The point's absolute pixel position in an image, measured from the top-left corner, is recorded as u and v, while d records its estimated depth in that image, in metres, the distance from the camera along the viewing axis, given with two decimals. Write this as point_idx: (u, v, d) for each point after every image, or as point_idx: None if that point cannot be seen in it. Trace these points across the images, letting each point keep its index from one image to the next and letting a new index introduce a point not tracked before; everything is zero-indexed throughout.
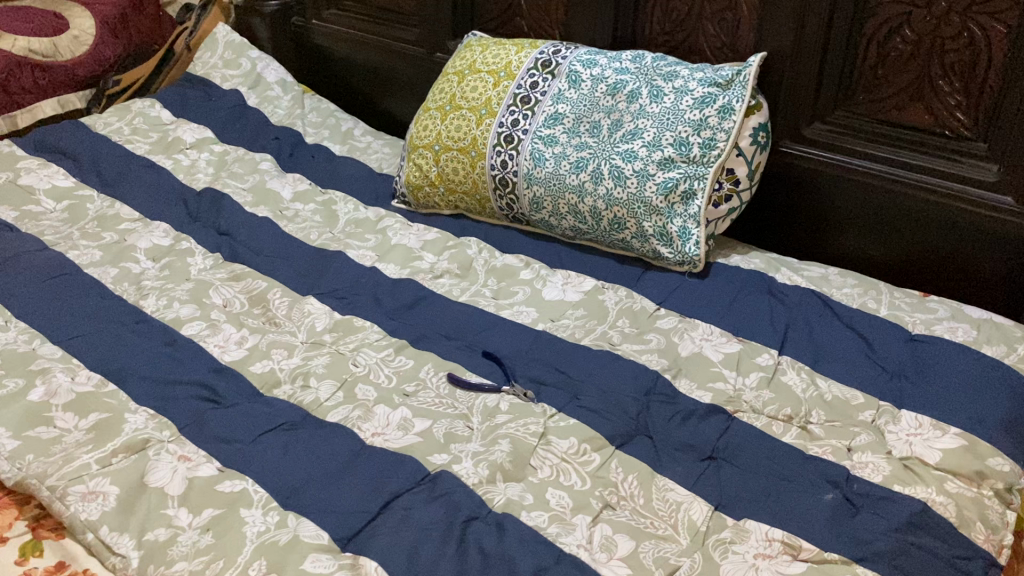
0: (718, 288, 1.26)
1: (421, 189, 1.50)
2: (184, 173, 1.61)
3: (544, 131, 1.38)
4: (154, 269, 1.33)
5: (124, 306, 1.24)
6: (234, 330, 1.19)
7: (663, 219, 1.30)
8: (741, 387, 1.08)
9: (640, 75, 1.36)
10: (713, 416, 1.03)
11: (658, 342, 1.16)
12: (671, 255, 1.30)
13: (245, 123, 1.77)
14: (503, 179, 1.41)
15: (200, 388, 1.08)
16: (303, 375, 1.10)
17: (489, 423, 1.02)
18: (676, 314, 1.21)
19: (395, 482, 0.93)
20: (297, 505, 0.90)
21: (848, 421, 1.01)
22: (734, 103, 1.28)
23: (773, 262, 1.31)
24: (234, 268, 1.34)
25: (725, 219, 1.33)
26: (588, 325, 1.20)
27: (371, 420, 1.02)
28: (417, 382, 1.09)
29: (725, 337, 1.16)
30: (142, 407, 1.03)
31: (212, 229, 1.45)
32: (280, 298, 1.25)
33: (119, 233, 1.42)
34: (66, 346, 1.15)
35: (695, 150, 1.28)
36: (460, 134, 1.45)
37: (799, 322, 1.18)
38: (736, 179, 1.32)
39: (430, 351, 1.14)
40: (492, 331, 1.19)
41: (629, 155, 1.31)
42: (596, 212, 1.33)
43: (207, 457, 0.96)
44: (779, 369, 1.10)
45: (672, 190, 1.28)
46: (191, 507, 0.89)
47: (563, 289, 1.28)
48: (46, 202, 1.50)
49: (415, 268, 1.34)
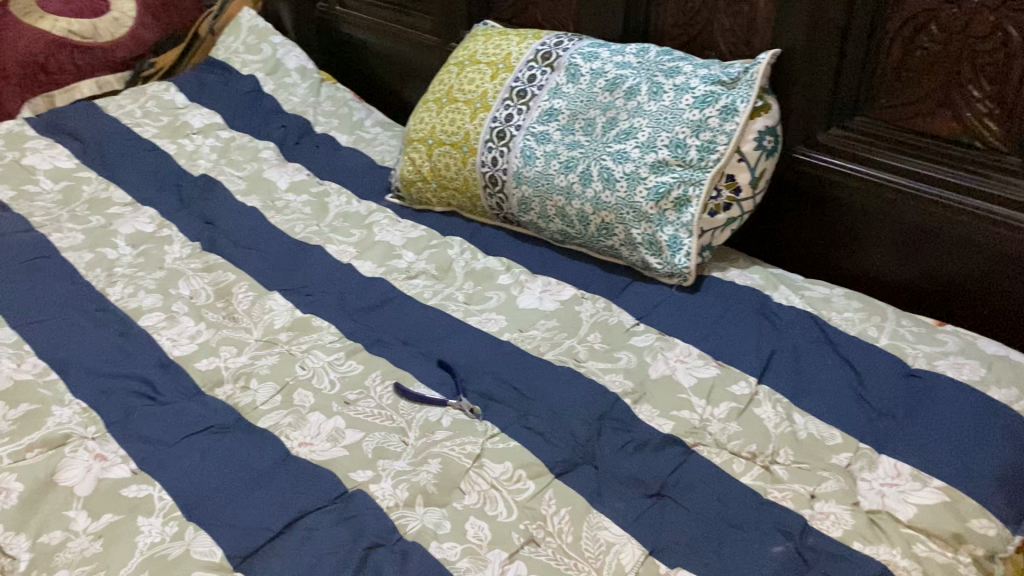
0: (707, 305, 1.16)
1: (414, 184, 1.44)
2: (186, 158, 1.59)
3: (536, 128, 1.30)
4: (129, 256, 1.31)
5: (90, 292, 1.22)
6: (191, 324, 1.15)
7: (653, 227, 1.19)
8: (708, 417, 0.98)
9: (641, 70, 1.25)
10: (669, 447, 0.94)
11: (627, 361, 1.06)
12: (660, 266, 1.20)
13: (256, 110, 1.74)
14: (493, 177, 1.33)
15: (139, 382, 1.04)
16: (246, 376, 1.05)
17: (425, 439, 0.95)
18: (654, 331, 1.12)
19: (306, 499, 0.87)
20: (200, 517, 0.85)
21: (818, 465, 0.91)
22: (738, 104, 1.16)
23: (773, 279, 1.20)
24: (208, 259, 1.30)
25: (723, 230, 1.22)
26: (557, 339, 1.11)
27: (302, 428, 0.97)
28: (360, 390, 1.03)
29: (702, 360, 1.06)
30: (76, 400, 1.00)
31: (198, 216, 1.42)
32: (244, 293, 1.21)
33: (106, 217, 1.41)
34: (22, 330, 1.13)
35: (693, 154, 1.17)
36: (453, 128, 1.38)
37: (786, 348, 1.07)
38: (737, 187, 1.20)
39: (382, 358, 1.08)
40: (453, 339, 1.12)
41: (621, 156, 1.21)
42: (583, 216, 1.24)
43: (124, 457, 0.92)
44: (753, 401, 1.00)
45: (663, 197, 1.18)
46: (91, 511, 0.85)
47: (540, 297, 1.20)
48: (45, 183, 1.51)
49: (391, 267, 1.28)
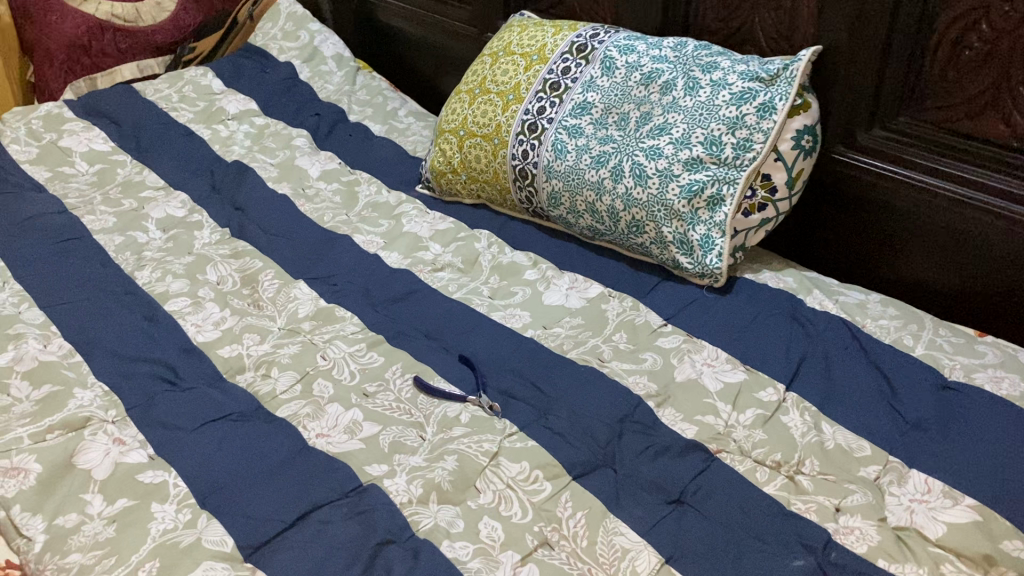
0: (738, 307, 1.13)
1: (444, 176, 1.43)
2: (220, 144, 1.59)
3: (569, 121, 1.27)
4: (159, 240, 1.32)
5: (118, 276, 1.23)
6: (216, 310, 1.15)
7: (685, 226, 1.17)
8: (733, 424, 0.95)
9: (678, 64, 1.22)
10: (691, 453, 0.91)
11: (653, 363, 1.04)
12: (691, 266, 1.17)
13: (292, 97, 1.74)
14: (523, 170, 1.31)
15: (161, 367, 1.04)
16: (267, 364, 1.05)
17: (442, 435, 0.94)
18: (681, 332, 1.09)
19: (319, 491, 0.86)
20: (213, 505, 0.85)
21: (844, 477, 0.88)
22: (776, 101, 1.13)
23: (808, 282, 1.17)
24: (236, 245, 1.30)
25: (756, 231, 1.19)
26: (582, 337, 1.09)
27: (319, 419, 0.96)
28: (380, 382, 1.02)
29: (730, 364, 1.03)
30: (98, 383, 1.01)
31: (228, 202, 1.43)
32: (270, 280, 1.21)
33: (138, 201, 1.42)
34: (50, 311, 1.14)
35: (728, 152, 1.14)
36: (485, 120, 1.37)
37: (818, 355, 1.04)
38: (772, 187, 1.17)
39: (404, 351, 1.07)
40: (476, 334, 1.10)
41: (654, 152, 1.18)
42: (613, 213, 1.22)
43: (142, 442, 0.92)
44: (780, 408, 0.97)
45: (696, 195, 1.15)
46: (106, 494, 0.86)
47: (566, 294, 1.18)
48: (81, 165, 1.52)
49: (417, 258, 1.27)
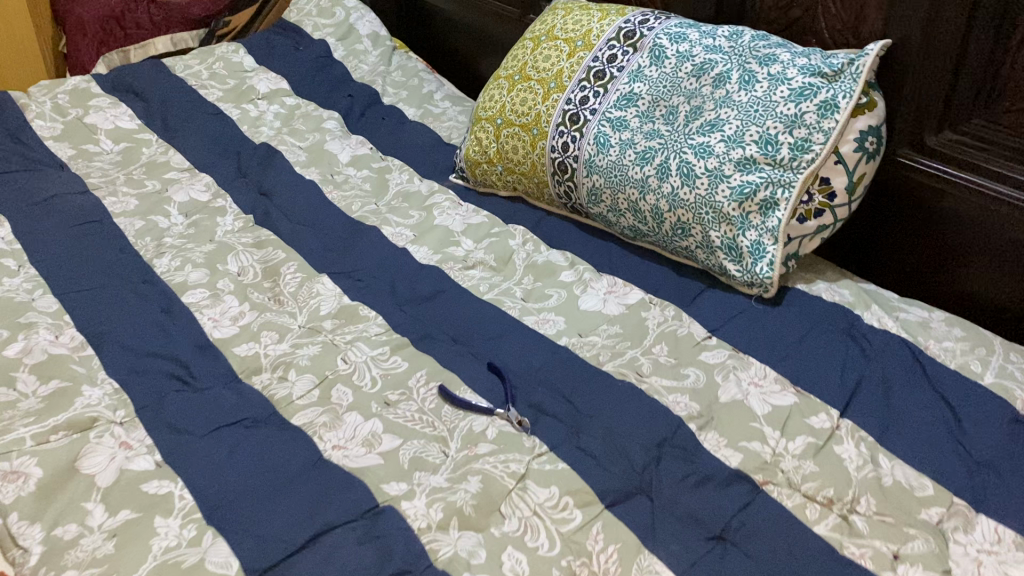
0: (789, 321, 1.05)
1: (480, 166, 1.36)
2: (249, 124, 1.54)
3: (613, 113, 1.19)
4: (181, 226, 1.27)
5: (137, 264, 1.18)
6: (235, 303, 1.10)
7: (734, 231, 1.08)
8: (781, 452, 0.88)
9: (733, 55, 1.13)
10: (735, 485, 0.84)
11: (695, 380, 0.97)
12: (739, 274, 1.09)
13: (324, 77, 1.68)
14: (563, 164, 1.24)
15: (175, 365, 0.99)
16: (285, 366, 0.99)
17: (466, 452, 0.88)
18: (726, 346, 1.02)
19: (332, 511, 0.80)
20: (220, 521, 0.79)
21: (904, 519, 0.80)
22: (839, 99, 1.04)
23: (866, 296, 1.08)
24: (259, 234, 1.24)
25: (812, 238, 1.10)
26: (619, 348, 1.02)
27: (337, 429, 0.90)
28: (403, 391, 0.96)
29: (779, 384, 0.96)
30: (108, 380, 0.96)
31: (254, 187, 1.37)
32: (292, 273, 1.15)
33: (162, 182, 1.37)
34: (64, 299, 1.10)
35: (784, 152, 1.06)
36: (524, 108, 1.30)
37: (876, 378, 0.96)
38: (831, 192, 1.08)
39: (429, 355, 1.01)
40: (507, 340, 1.04)
41: (704, 150, 1.10)
42: (657, 213, 1.14)
43: (149, 448, 0.87)
44: (833, 437, 0.89)
45: (748, 198, 1.07)
46: (108, 505, 0.81)
47: (604, 298, 1.11)
48: (106, 143, 1.47)
49: (447, 254, 1.20)
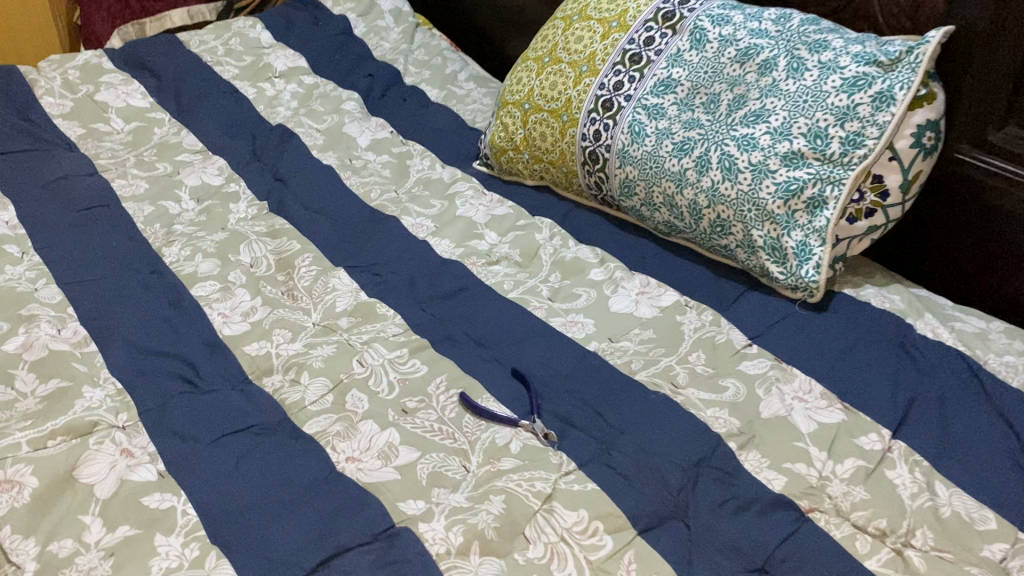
0: (835, 329, 0.98)
1: (505, 153, 1.29)
2: (265, 104, 1.48)
3: (649, 100, 1.12)
4: (192, 212, 1.21)
5: (145, 253, 1.12)
6: (247, 297, 1.04)
7: (778, 230, 1.01)
8: (828, 476, 0.81)
9: (781, 40, 1.05)
10: (779, 511, 0.78)
11: (734, 393, 0.90)
12: (782, 277, 1.02)
13: (344, 55, 1.61)
14: (594, 154, 1.17)
15: (182, 365, 0.94)
16: (297, 367, 0.93)
17: (489, 468, 0.82)
18: (768, 355, 0.95)
19: (345, 533, 0.75)
20: (225, 541, 0.74)
21: (964, 557, 0.74)
22: (895, 90, 0.95)
23: (918, 303, 1.01)
24: (273, 222, 1.18)
25: (861, 239, 1.03)
26: (653, 355, 0.96)
27: (351, 439, 0.85)
28: (422, 398, 0.90)
29: (825, 400, 0.89)
30: (111, 380, 0.91)
31: (268, 171, 1.31)
32: (307, 266, 1.09)
33: (173, 164, 1.31)
34: (68, 289, 1.04)
35: (834, 146, 0.98)
36: (554, 93, 1.23)
37: (930, 395, 0.89)
38: (884, 190, 1.00)
39: (450, 359, 0.95)
40: (532, 344, 0.98)
41: (747, 142, 1.02)
42: (695, 209, 1.07)
43: (152, 456, 0.82)
44: (885, 460, 0.83)
45: (794, 195, 0.99)
46: (106, 519, 0.75)
47: (636, 300, 1.04)
48: (116, 122, 1.42)
49: (470, 248, 1.14)
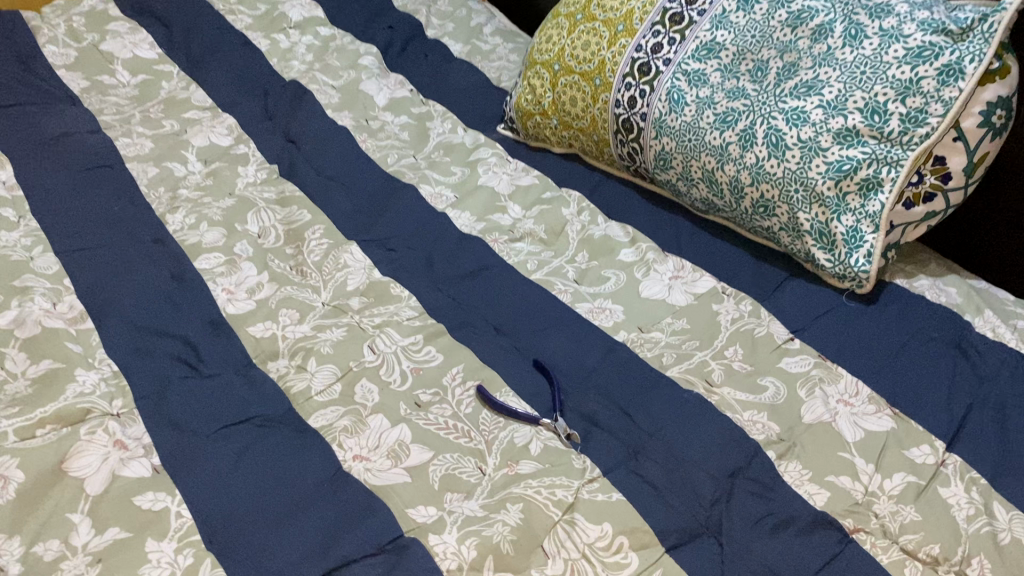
0: (885, 324, 0.90)
1: (532, 118, 1.21)
2: (279, 57, 1.40)
3: (690, 65, 1.03)
4: (199, 174, 1.14)
5: (148, 220, 1.06)
6: (253, 272, 0.98)
7: (827, 214, 0.93)
8: (875, 492, 0.75)
9: (839, 2, 0.95)
10: (820, 531, 0.72)
11: (774, 394, 0.83)
12: (829, 264, 0.94)
13: (363, 4, 1.52)
14: (628, 122, 1.09)
15: (182, 347, 0.88)
16: (304, 352, 0.87)
17: (507, 471, 0.76)
18: (812, 352, 0.88)
19: (349, 544, 0.69)
20: (222, 549, 0.69)
21: None
22: (965, 63, 0.85)
23: (976, 298, 0.93)
24: (284, 188, 1.12)
25: (917, 226, 0.94)
26: (686, 349, 0.89)
27: (359, 435, 0.79)
28: (436, 390, 0.84)
29: (873, 405, 0.82)
30: (107, 363, 0.85)
31: (280, 132, 1.23)
32: (318, 239, 1.02)
33: (181, 122, 1.24)
34: (66, 259, 0.98)
35: (893, 124, 0.89)
36: (586, 53, 1.14)
37: (989, 404, 0.81)
38: (945, 174, 0.91)
39: (467, 348, 0.89)
40: (556, 332, 0.91)
41: (797, 116, 0.93)
42: (736, 186, 0.99)
43: (148, 449, 0.77)
44: (938, 476, 0.76)
45: (846, 176, 0.91)
46: (96, 520, 0.70)
47: (669, 286, 0.97)
48: (122, 75, 1.34)
49: (492, 223, 1.07)
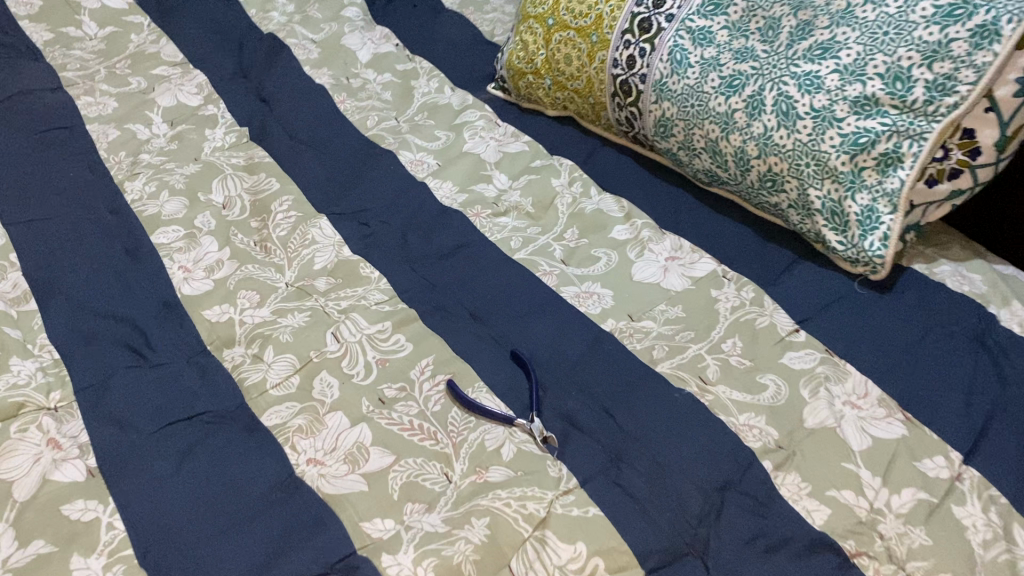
0: (901, 316, 0.82)
1: (524, 77, 1.12)
2: (257, 8, 1.31)
3: (694, 22, 0.93)
4: (163, 137, 1.07)
5: (106, 188, 0.98)
6: (213, 247, 0.91)
7: (840, 191, 0.84)
8: (881, 509, 0.67)
9: None
10: (818, 555, 0.64)
11: (774, 394, 0.76)
12: (841, 247, 0.85)
13: None
14: (626, 84, 0.99)
15: (131, 332, 0.81)
16: (261, 340, 0.80)
17: (474, 479, 0.69)
18: (818, 346, 0.80)
19: (295, 562, 0.63)
20: (155, 566, 0.62)
21: None
22: (1002, 23, 0.74)
23: (1003, 288, 0.84)
24: (253, 153, 1.04)
25: (941, 205, 0.85)
26: (679, 340, 0.81)
27: (314, 436, 0.72)
28: (403, 384, 0.77)
29: (883, 408, 0.74)
30: (48, 350, 0.79)
31: (254, 91, 1.15)
32: (285, 211, 0.95)
33: (148, 79, 1.16)
34: (13, 230, 0.91)
35: (917, 92, 0.79)
36: (582, 7, 1.04)
37: (1013, 411, 0.73)
38: (974, 149, 0.81)
39: (440, 337, 0.81)
40: (538, 320, 0.84)
41: (810, 82, 0.84)
42: (742, 158, 0.90)
43: (84, 449, 0.70)
44: (953, 492, 0.68)
45: (862, 149, 0.81)
46: (20, 531, 0.64)
47: (664, 268, 0.89)
48: (89, 26, 1.26)
49: (475, 195, 0.99)
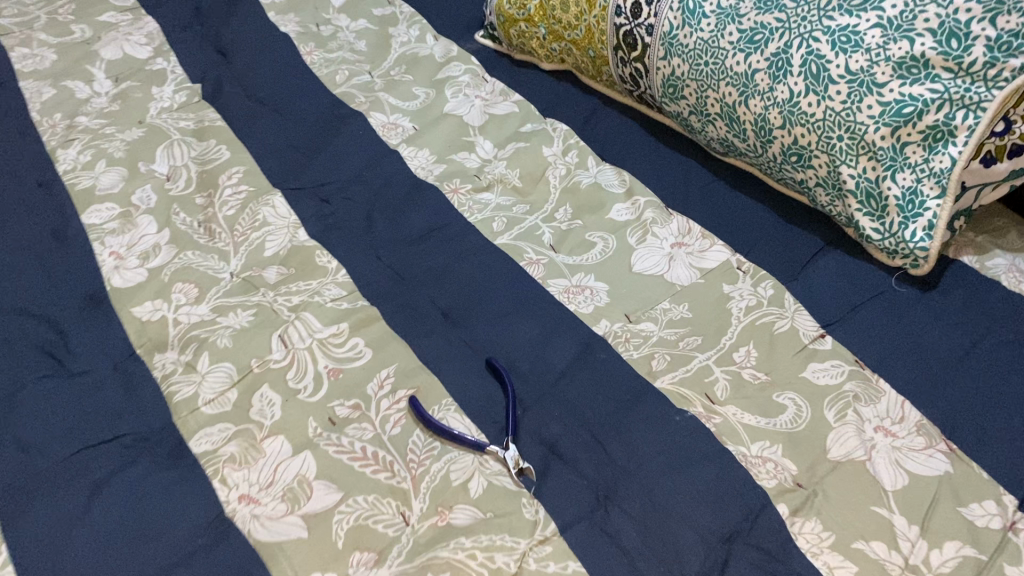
0: (946, 321, 0.69)
1: (516, 25, 0.98)
2: None
3: None
4: (105, 96, 0.94)
5: (34, 154, 0.86)
6: (151, 230, 0.79)
7: (878, 171, 0.71)
8: (917, 567, 0.55)
9: None
10: None
11: (793, 417, 0.64)
12: (877, 236, 0.72)
13: None
14: (631, 36, 0.85)
15: (50, 335, 0.71)
16: (196, 345, 0.69)
17: (433, 522, 0.58)
18: (847, 356, 0.68)
19: None
20: None
21: None
22: None
23: None
24: (204, 116, 0.92)
25: (998, 186, 0.71)
26: (683, 348, 0.69)
27: (247, 467, 0.61)
28: (357, 401, 0.66)
29: (922, 437, 0.62)
30: None
31: (212, 43, 1.03)
32: (234, 184, 0.84)
33: (94, 27, 1.04)
34: None
35: (976, 52, 0.64)
36: None
37: None
38: None
39: (404, 342, 0.70)
40: (518, 321, 0.72)
41: (846, 38, 0.70)
42: (763, 127, 0.77)
43: None
44: (1008, 548, 0.55)
45: (907, 121, 0.68)
46: None
47: (668, 257, 0.77)
48: None
49: (454, 166, 0.87)
